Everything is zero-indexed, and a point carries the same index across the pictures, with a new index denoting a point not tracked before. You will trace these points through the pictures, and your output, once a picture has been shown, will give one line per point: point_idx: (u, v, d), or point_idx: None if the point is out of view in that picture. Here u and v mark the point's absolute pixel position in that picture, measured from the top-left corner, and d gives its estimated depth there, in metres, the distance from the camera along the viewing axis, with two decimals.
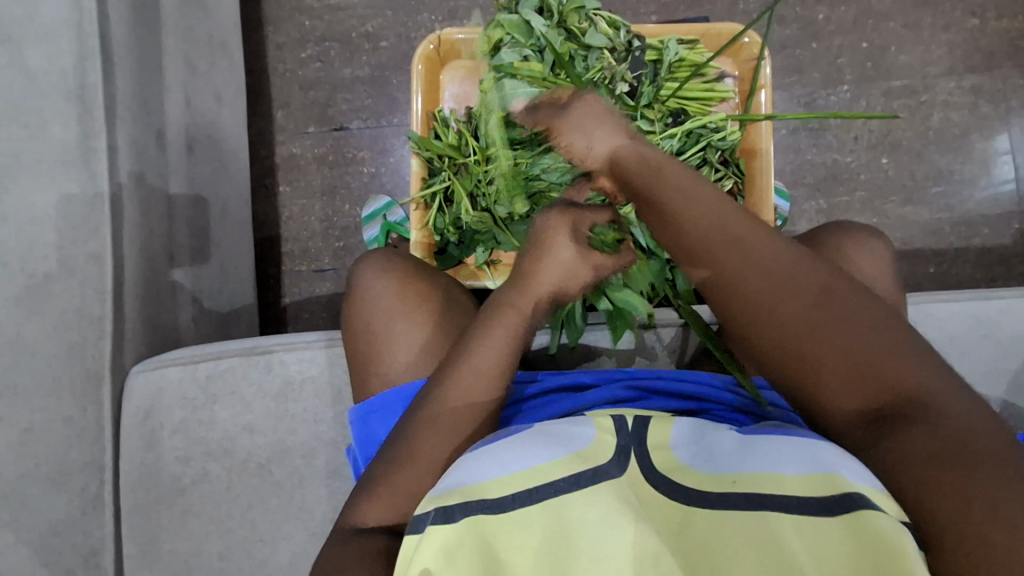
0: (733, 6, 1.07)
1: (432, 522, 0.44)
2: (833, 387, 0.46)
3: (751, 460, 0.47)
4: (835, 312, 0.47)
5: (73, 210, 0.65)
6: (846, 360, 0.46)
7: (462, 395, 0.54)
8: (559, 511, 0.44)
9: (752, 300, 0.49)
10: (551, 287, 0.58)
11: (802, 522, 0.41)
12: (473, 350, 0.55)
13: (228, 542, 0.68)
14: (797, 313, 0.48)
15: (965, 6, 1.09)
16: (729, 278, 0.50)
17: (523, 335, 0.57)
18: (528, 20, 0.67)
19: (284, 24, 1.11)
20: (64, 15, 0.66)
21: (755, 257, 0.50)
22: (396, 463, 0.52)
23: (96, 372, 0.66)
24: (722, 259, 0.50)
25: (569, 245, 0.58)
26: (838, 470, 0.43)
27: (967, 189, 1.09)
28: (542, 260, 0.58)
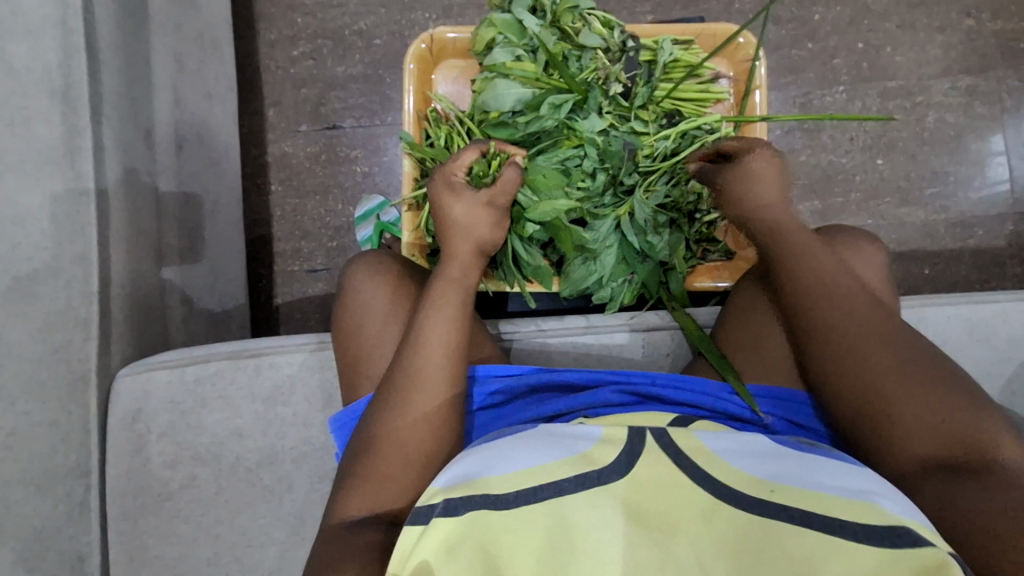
0: (729, 6, 1.07)
1: (437, 516, 0.43)
2: (902, 421, 0.52)
3: (792, 475, 0.46)
4: (913, 364, 0.53)
5: (58, 210, 0.64)
6: (920, 404, 0.52)
7: (417, 380, 0.53)
8: (563, 510, 0.44)
9: (849, 347, 0.55)
10: (469, 245, 0.59)
11: (847, 548, 0.41)
12: (423, 329, 0.54)
13: (217, 548, 0.67)
14: (891, 361, 0.54)
15: (961, 7, 1.09)
16: (818, 312, 0.57)
17: (466, 304, 0.56)
18: (520, 19, 0.66)
19: (276, 21, 1.10)
20: (49, 11, 0.64)
21: (863, 310, 0.56)
22: (369, 454, 0.52)
23: (82, 375, 0.66)
24: (800, 275, 0.59)
25: (459, 200, 0.59)
26: (883, 503, 0.43)
27: (962, 190, 1.09)
28: (458, 230, 0.59)
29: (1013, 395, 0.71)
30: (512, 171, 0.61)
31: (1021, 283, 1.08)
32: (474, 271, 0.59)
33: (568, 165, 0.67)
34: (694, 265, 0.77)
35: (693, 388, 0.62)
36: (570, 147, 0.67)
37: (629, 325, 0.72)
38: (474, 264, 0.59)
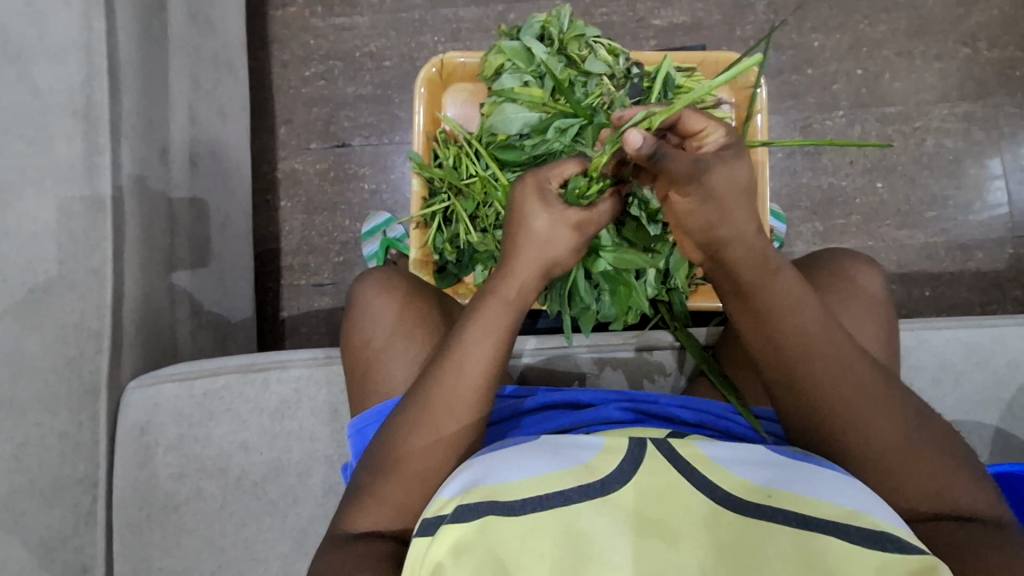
0: (730, 32, 1.10)
1: (447, 523, 0.44)
2: (896, 477, 0.52)
3: (785, 479, 0.47)
4: (887, 424, 0.53)
5: (78, 224, 0.65)
6: (917, 468, 0.52)
7: (451, 403, 0.52)
8: (566, 519, 0.44)
9: (825, 402, 0.53)
10: (536, 262, 0.54)
11: (840, 545, 0.42)
12: (461, 352, 0.53)
13: (220, 560, 0.68)
14: (872, 413, 0.53)
15: (958, 35, 1.11)
16: (807, 371, 0.53)
17: (512, 328, 0.54)
18: (528, 47, 0.69)
19: (290, 43, 1.13)
20: (74, 34, 0.67)
21: (851, 364, 0.53)
22: (386, 470, 0.52)
23: (93, 387, 0.67)
24: (784, 322, 0.53)
25: (545, 211, 0.52)
26: (873, 511, 0.44)
27: (961, 214, 1.11)
28: (526, 244, 0.53)
29: (1012, 418, 0.72)
30: (605, 210, 0.53)
31: (1022, 306, 1.09)
32: (533, 292, 0.55)
33: None
34: (696, 285, 0.79)
35: (696, 408, 0.64)
36: None
37: (636, 345, 0.74)
38: (534, 285, 0.54)
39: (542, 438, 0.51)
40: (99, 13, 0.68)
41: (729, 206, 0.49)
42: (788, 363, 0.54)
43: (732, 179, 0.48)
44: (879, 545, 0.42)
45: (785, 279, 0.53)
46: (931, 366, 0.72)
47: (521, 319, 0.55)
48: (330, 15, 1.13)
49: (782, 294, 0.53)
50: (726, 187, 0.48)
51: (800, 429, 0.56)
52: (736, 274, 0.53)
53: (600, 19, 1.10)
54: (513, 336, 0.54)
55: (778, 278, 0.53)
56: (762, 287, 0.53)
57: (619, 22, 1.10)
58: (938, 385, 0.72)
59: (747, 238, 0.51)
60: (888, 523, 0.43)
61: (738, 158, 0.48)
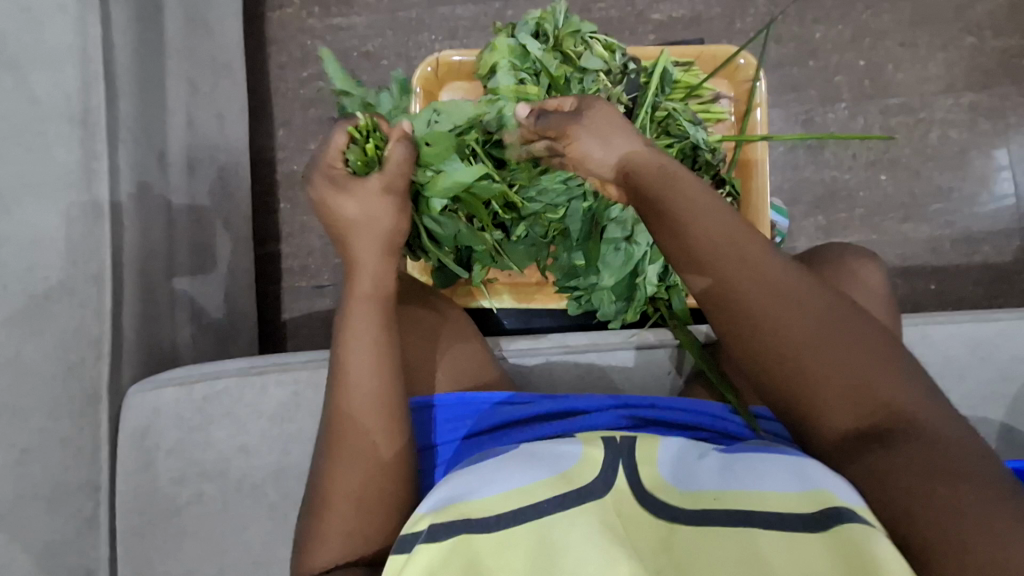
0: (730, 26, 1.09)
1: (422, 542, 0.43)
2: (831, 400, 0.48)
3: (729, 479, 0.48)
4: (834, 339, 0.48)
5: (77, 229, 0.65)
6: (852, 383, 0.47)
7: (353, 413, 0.53)
8: (541, 531, 0.44)
9: (755, 321, 0.48)
10: (378, 240, 0.56)
11: (791, 538, 0.42)
12: (344, 363, 0.54)
13: (222, 563, 0.68)
14: (797, 323, 0.48)
15: (962, 24, 1.09)
16: (740, 287, 0.48)
17: (384, 317, 0.56)
18: (523, 44, 0.69)
19: (287, 44, 1.13)
20: (69, 39, 0.66)
21: (790, 279, 0.48)
22: (321, 506, 0.53)
23: (94, 392, 0.67)
24: (694, 230, 0.48)
25: (352, 197, 0.55)
26: (826, 485, 0.43)
27: (966, 206, 1.09)
28: (363, 234, 0.56)
29: (1017, 413, 0.71)
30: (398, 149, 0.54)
31: None
32: (390, 276, 0.57)
33: (570, 185, 0.66)
34: None
35: (689, 411, 0.63)
36: None
37: (636, 344, 0.73)
38: (387, 269, 0.57)
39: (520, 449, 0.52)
40: (94, 18, 0.68)
41: (613, 127, 0.50)
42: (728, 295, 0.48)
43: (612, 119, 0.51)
44: (816, 527, 0.42)
45: (694, 187, 0.49)
46: (936, 362, 0.71)
47: (391, 304, 0.57)
48: (327, 16, 1.13)
49: (694, 204, 0.48)
50: (600, 116, 0.51)
51: (741, 358, 0.50)
52: (637, 180, 0.49)
53: (598, 14, 1.09)
54: (389, 322, 0.56)
55: (682, 183, 0.49)
56: (675, 184, 0.48)
57: (617, 17, 1.09)
58: (943, 380, 0.71)
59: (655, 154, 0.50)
60: (832, 494, 0.43)
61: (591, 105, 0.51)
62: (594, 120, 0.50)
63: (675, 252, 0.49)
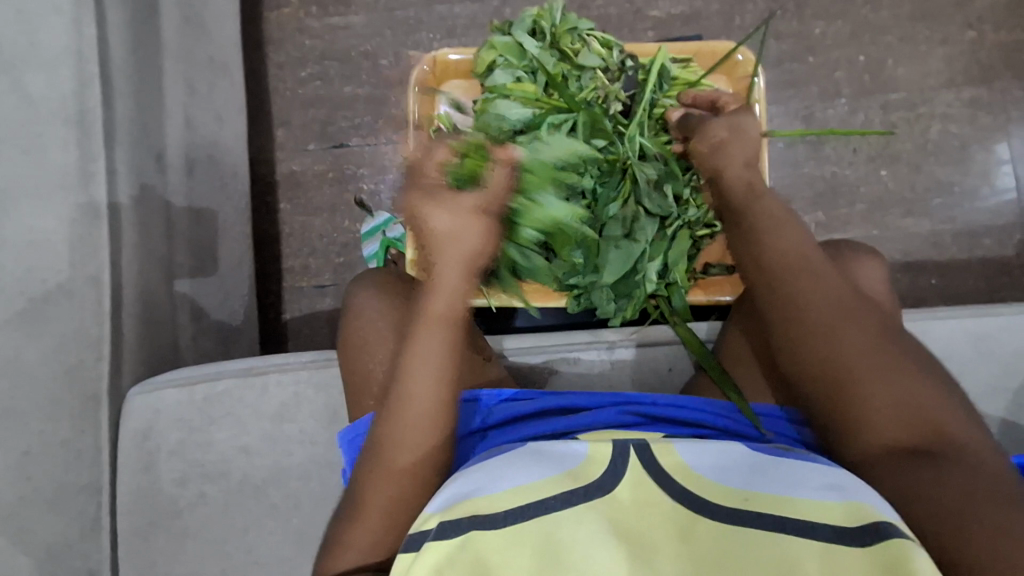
0: (729, 22, 1.08)
1: (431, 540, 0.43)
2: (876, 403, 0.52)
3: (759, 479, 0.47)
4: (881, 346, 0.54)
5: (75, 232, 0.65)
6: (900, 393, 0.52)
7: (403, 428, 0.53)
8: (547, 529, 0.44)
9: (813, 321, 0.55)
10: (456, 268, 0.54)
11: (826, 549, 0.42)
12: (404, 377, 0.54)
13: (225, 564, 0.68)
14: (857, 332, 0.54)
15: (962, 18, 1.09)
16: (791, 290, 0.56)
17: (453, 340, 0.54)
18: (520, 42, 0.69)
19: (285, 45, 1.13)
20: (65, 42, 0.66)
21: (834, 286, 0.56)
22: (357, 509, 0.54)
23: (95, 394, 0.67)
24: (768, 240, 0.58)
25: (444, 210, 0.54)
26: (863, 498, 0.44)
27: (968, 200, 1.09)
28: (445, 256, 0.54)
29: (1020, 408, 0.70)
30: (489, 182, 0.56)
31: None
32: (461, 302, 0.55)
33: None
34: (695, 279, 0.78)
35: (694, 408, 0.63)
36: None
37: (637, 341, 0.73)
38: (462, 294, 0.55)
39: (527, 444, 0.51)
40: (90, 19, 0.68)
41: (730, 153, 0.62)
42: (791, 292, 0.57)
43: (744, 140, 0.62)
44: (859, 539, 0.42)
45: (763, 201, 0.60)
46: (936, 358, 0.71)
47: (462, 329, 0.55)
48: (324, 15, 1.12)
49: (765, 219, 0.59)
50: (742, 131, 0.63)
51: (793, 361, 0.56)
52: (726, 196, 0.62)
53: (596, 11, 1.08)
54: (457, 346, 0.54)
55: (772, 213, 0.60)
56: (752, 205, 0.60)
57: (615, 14, 1.08)
58: None
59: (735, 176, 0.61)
60: (873, 508, 0.43)
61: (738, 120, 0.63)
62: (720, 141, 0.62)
63: (745, 263, 0.60)
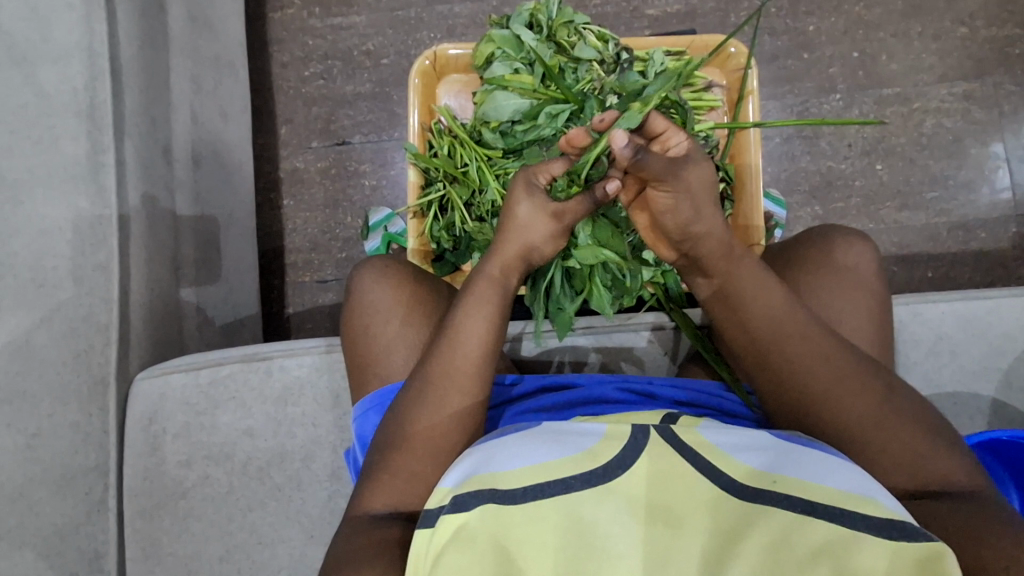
0: (724, 20, 1.10)
1: (446, 514, 0.45)
2: (871, 450, 0.53)
3: (786, 462, 0.47)
4: (869, 407, 0.54)
5: (83, 221, 0.67)
6: (891, 445, 0.53)
7: (458, 372, 0.54)
8: (569, 508, 0.44)
9: (800, 384, 0.55)
10: (519, 246, 0.58)
11: (856, 537, 0.42)
12: (460, 327, 0.55)
13: (228, 544, 0.69)
14: (849, 392, 0.54)
15: (955, 15, 1.10)
16: (779, 351, 0.56)
17: (502, 302, 0.57)
18: (518, 35, 0.70)
19: (289, 44, 1.15)
20: (76, 37, 0.68)
21: (819, 344, 0.55)
22: (395, 447, 0.53)
23: (102, 378, 0.68)
24: (746, 307, 0.57)
25: (527, 198, 0.58)
26: (884, 498, 0.44)
27: (963, 193, 1.10)
28: (513, 226, 0.58)
29: (1010, 390, 0.72)
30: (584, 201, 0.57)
31: None
32: (517, 273, 0.59)
33: None
34: None
35: (695, 389, 0.65)
36: None
37: (650, 325, 0.75)
38: (517, 266, 0.59)
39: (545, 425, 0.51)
40: (100, 15, 0.69)
41: (694, 205, 0.54)
42: (780, 371, 0.56)
43: (696, 180, 0.53)
44: (888, 533, 0.42)
45: (740, 268, 0.57)
46: (928, 341, 0.72)
47: (511, 295, 0.58)
48: (327, 16, 1.15)
49: (743, 284, 0.56)
50: (695, 182, 0.53)
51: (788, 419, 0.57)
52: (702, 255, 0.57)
53: (594, 10, 1.10)
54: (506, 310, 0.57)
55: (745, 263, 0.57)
56: (730, 272, 0.57)
57: (613, 12, 1.10)
58: (935, 358, 0.72)
59: (701, 238, 0.55)
60: (896, 510, 0.44)
61: (694, 164, 0.53)
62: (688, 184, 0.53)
63: (729, 329, 0.58)
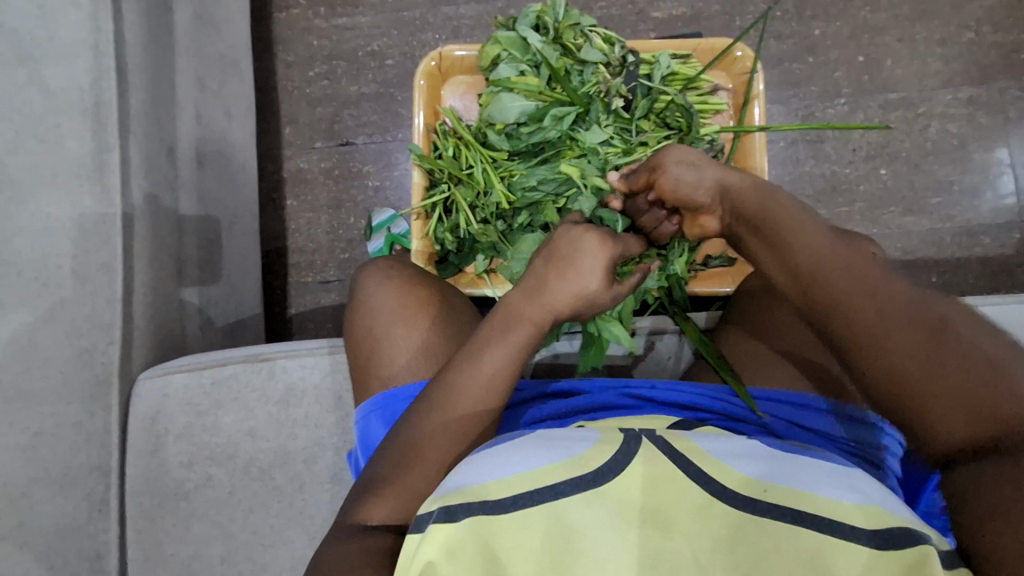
0: (730, 23, 1.10)
1: (434, 522, 0.44)
2: (938, 394, 0.45)
3: (778, 472, 0.47)
4: (938, 340, 0.46)
5: (87, 219, 0.67)
6: (965, 384, 0.44)
7: (479, 405, 0.54)
8: (556, 514, 0.44)
9: (853, 322, 0.48)
10: (570, 296, 0.56)
11: (845, 547, 0.42)
12: (487, 361, 0.54)
13: (230, 546, 0.69)
14: (903, 325, 0.47)
15: (961, 20, 1.10)
16: (824, 288, 0.50)
17: (534, 347, 0.56)
18: (524, 36, 0.70)
19: (294, 44, 1.15)
20: (83, 36, 0.68)
21: (868, 275, 0.49)
22: (402, 463, 0.52)
23: (105, 378, 0.68)
24: (793, 249, 0.52)
25: (599, 273, 0.56)
26: (879, 502, 0.44)
27: (967, 199, 1.10)
28: (569, 278, 0.56)
29: None
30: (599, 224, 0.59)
31: None
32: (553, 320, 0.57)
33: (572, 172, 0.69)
34: (696, 270, 0.81)
35: (696, 393, 0.64)
36: (573, 157, 0.70)
37: (648, 331, 0.75)
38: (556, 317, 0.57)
39: (536, 433, 0.51)
40: (106, 14, 0.69)
41: (701, 164, 0.56)
42: (830, 313, 0.49)
43: (693, 150, 0.57)
44: (876, 541, 0.42)
45: (783, 207, 0.53)
46: None
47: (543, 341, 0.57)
48: (333, 16, 1.15)
49: (789, 224, 0.52)
50: (696, 153, 0.57)
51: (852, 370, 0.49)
52: (743, 208, 0.54)
53: (599, 13, 1.10)
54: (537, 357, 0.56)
55: (784, 203, 0.53)
56: (774, 214, 0.53)
57: (618, 14, 1.10)
58: None
59: (738, 188, 0.54)
60: (892, 515, 0.43)
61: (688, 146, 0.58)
62: (691, 158, 0.57)
63: (776, 274, 0.53)
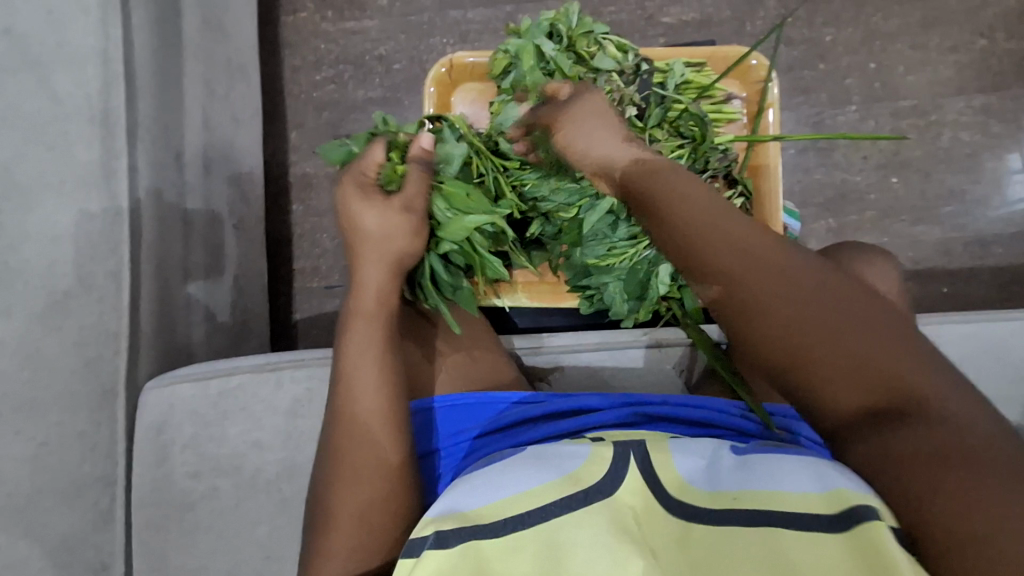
0: (740, 29, 1.09)
1: (430, 547, 0.43)
2: (825, 371, 0.46)
3: (752, 477, 0.47)
4: (837, 314, 0.47)
5: (94, 226, 0.66)
6: (852, 361, 0.46)
7: (359, 423, 0.54)
8: (548, 533, 0.45)
9: (747, 301, 0.48)
10: (383, 259, 0.57)
11: (810, 537, 0.42)
12: (349, 373, 0.55)
13: (236, 558, 0.68)
14: (790, 301, 0.47)
15: (974, 26, 1.09)
16: (710, 260, 0.49)
17: (384, 332, 0.57)
18: (538, 42, 0.68)
19: (300, 48, 1.14)
20: (91, 42, 0.67)
21: (755, 249, 0.48)
22: (325, 523, 0.54)
23: (111, 387, 0.68)
24: (678, 218, 0.50)
25: (373, 211, 0.57)
26: (841, 484, 0.43)
27: (978, 208, 1.09)
28: (372, 249, 0.57)
29: None
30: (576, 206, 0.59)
31: None
32: (392, 296, 0.59)
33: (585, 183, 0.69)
34: None
35: (706, 408, 0.64)
36: None
37: (647, 342, 0.74)
38: (388, 294, 0.58)
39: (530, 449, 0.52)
40: (115, 19, 0.69)
41: (599, 118, 0.58)
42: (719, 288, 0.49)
43: (594, 102, 0.59)
44: (836, 528, 0.42)
45: (671, 176, 0.52)
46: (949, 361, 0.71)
47: (389, 319, 0.58)
48: (340, 20, 1.14)
49: (674, 194, 0.51)
50: (591, 106, 0.59)
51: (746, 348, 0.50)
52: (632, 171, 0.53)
53: (608, 17, 1.09)
54: (388, 341, 0.57)
55: (673, 171, 0.52)
56: (661, 181, 0.52)
57: (627, 19, 1.09)
58: None
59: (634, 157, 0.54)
60: (855, 496, 0.42)
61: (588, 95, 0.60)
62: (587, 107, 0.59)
63: (665, 244, 0.52)
